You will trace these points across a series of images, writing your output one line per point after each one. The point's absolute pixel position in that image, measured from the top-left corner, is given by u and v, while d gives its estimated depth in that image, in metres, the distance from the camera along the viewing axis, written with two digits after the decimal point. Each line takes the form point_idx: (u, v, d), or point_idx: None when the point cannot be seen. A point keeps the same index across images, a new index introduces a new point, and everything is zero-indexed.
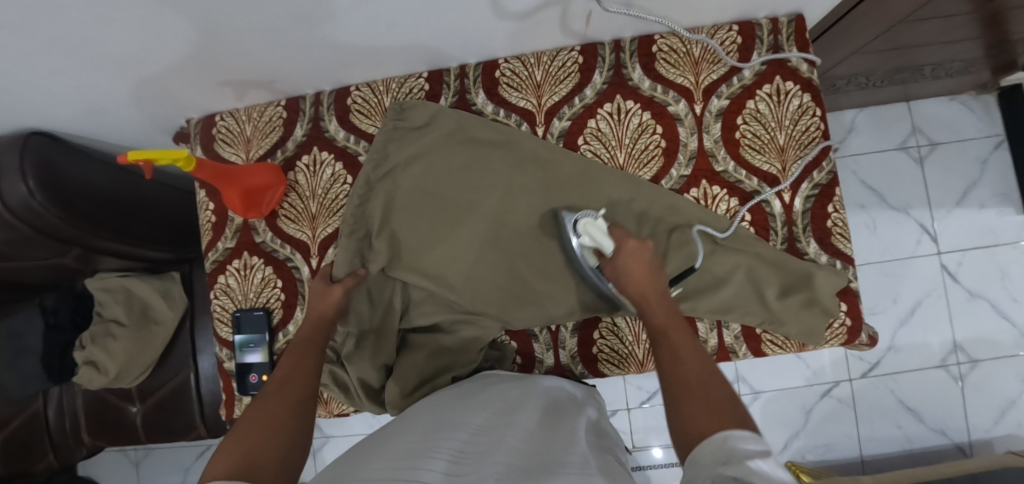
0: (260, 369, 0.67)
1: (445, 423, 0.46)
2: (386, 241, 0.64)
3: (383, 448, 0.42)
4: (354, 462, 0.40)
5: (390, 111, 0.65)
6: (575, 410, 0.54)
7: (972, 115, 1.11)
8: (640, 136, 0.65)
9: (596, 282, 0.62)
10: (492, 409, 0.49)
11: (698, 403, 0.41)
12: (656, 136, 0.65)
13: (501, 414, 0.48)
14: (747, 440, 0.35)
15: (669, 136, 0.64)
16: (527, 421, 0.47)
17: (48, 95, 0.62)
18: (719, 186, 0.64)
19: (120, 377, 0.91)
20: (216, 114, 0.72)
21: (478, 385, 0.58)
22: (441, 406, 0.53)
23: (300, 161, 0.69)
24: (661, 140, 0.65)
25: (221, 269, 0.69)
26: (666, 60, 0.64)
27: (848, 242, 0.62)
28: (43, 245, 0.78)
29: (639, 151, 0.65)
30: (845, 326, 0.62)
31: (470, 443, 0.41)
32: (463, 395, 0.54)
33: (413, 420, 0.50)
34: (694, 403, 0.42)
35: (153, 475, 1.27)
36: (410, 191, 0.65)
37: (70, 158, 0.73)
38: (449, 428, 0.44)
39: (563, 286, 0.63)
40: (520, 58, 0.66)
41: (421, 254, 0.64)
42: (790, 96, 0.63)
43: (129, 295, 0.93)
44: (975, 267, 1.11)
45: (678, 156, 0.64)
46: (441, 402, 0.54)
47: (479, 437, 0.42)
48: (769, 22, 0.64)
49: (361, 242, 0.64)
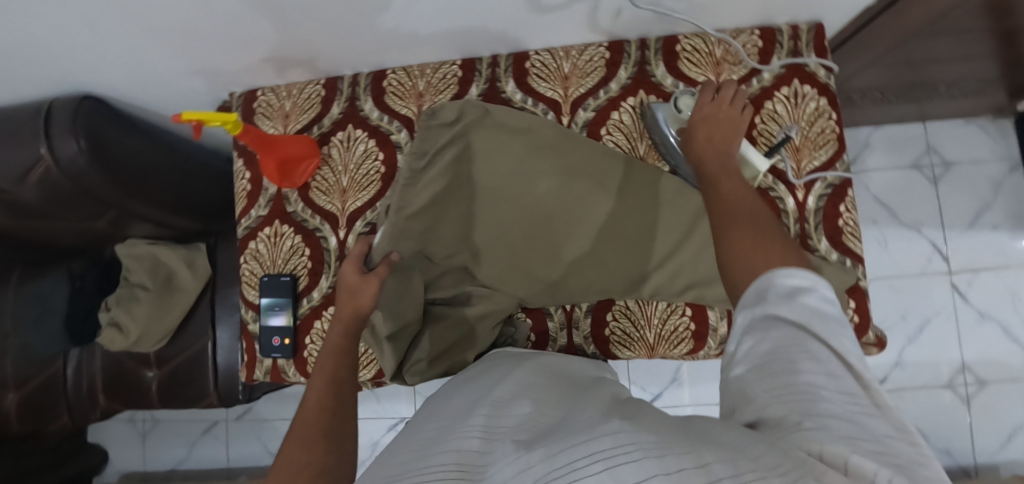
0: (282, 332, 0.70)
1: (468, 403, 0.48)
2: (425, 229, 0.64)
3: (405, 440, 0.44)
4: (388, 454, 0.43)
5: (424, 114, 0.67)
6: (595, 381, 0.55)
7: (988, 138, 1.13)
8: None
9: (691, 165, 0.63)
10: (514, 378, 0.52)
11: (753, 248, 0.43)
12: None
13: (520, 382, 0.51)
14: (790, 275, 0.39)
15: None
16: (544, 392, 0.49)
17: (106, 58, 0.66)
18: None
19: (140, 341, 0.95)
20: (258, 90, 0.76)
21: (487, 365, 0.59)
22: (452, 392, 0.54)
23: (334, 136, 0.72)
24: None
25: (252, 235, 0.73)
26: (689, 59, 0.67)
27: (858, 241, 0.64)
28: (82, 203, 0.82)
29: None
30: (853, 322, 0.63)
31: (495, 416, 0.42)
32: (472, 377, 0.57)
33: (436, 406, 0.52)
34: (739, 239, 0.45)
35: (158, 447, 1.29)
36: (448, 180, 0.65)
37: (117, 123, 0.77)
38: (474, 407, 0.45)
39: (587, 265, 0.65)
40: (549, 50, 0.70)
41: (453, 243, 0.66)
42: (806, 99, 0.66)
43: (156, 262, 0.98)
44: (986, 289, 1.12)
45: None
46: (458, 387, 0.55)
47: (506, 409, 0.44)
48: (789, 29, 0.67)
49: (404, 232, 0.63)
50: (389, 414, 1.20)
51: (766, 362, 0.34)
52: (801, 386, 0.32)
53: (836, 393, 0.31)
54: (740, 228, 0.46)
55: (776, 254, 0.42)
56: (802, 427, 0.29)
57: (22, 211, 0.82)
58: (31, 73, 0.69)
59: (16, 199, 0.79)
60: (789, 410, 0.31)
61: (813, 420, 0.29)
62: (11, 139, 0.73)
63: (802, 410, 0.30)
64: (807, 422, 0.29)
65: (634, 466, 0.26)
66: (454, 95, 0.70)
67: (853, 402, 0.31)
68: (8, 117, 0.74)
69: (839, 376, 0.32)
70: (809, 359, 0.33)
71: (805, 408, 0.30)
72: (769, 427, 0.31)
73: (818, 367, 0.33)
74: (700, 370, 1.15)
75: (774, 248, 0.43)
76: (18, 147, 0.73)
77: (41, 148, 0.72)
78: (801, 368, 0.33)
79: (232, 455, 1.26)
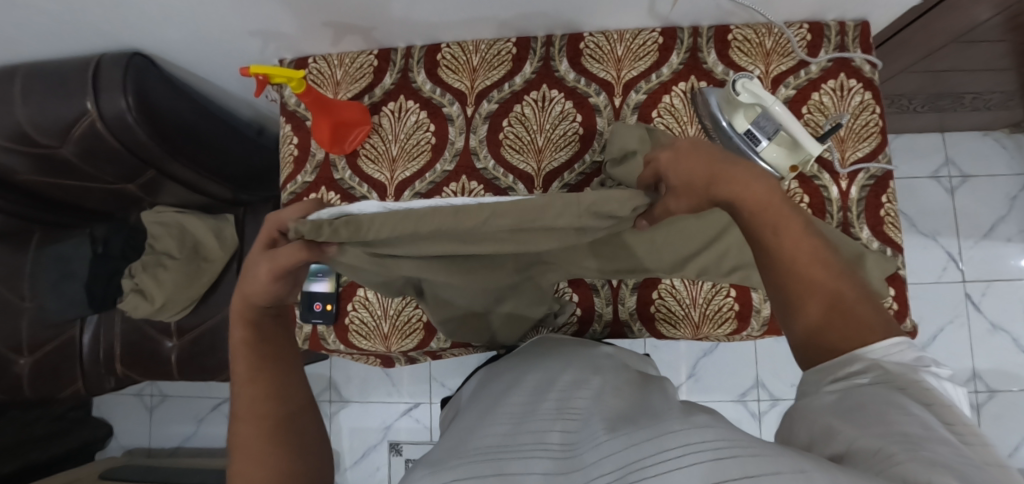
0: (324, 298, 0.69)
1: (521, 409, 0.48)
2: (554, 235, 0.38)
3: (462, 444, 0.43)
4: (458, 444, 0.44)
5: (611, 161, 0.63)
6: (652, 381, 0.56)
7: (1005, 152, 1.17)
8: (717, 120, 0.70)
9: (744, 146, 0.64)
10: (559, 381, 0.52)
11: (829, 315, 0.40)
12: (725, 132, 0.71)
13: (573, 375, 0.53)
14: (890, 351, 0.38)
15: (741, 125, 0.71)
16: (606, 381, 0.52)
17: (166, 15, 0.66)
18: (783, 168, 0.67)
19: (162, 308, 0.94)
20: (309, 58, 0.77)
21: (546, 352, 0.60)
22: (504, 385, 0.56)
23: (386, 106, 0.73)
24: None
25: (298, 201, 0.73)
26: (739, 48, 0.69)
27: (898, 231, 0.66)
28: (119, 162, 0.81)
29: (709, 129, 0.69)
30: (893, 309, 0.65)
31: (555, 428, 0.43)
32: (532, 369, 0.57)
33: (500, 392, 0.54)
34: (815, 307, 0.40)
35: (166, 422, 1.28)
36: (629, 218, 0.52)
37: (163, 83, 0.77)
38: (530, 415, 0.46)
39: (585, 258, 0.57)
40: (603, 33, 0.71)
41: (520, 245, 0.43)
42: (852, 92, 0.68)
43: (182, 230, 0.97)
44: (999, 299, 1.15)
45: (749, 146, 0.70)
46: (516, 377, 0.56)
47: (567, 412, 0.45)
48: (837, 24, 0.69)
49: (551, 209, 0.34)
50: (404, 399, 1.20)
51: (853, 412, 0.35)
52: (898, 433, 0.31)
53: (938, 442, 0.29)
54: (816, 297, 0.40)
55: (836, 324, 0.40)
56: (900, 459, 0.28)
57: (55, 168, 0.82)
58: (87, 26, 0.69)
59: (54, 155, 0.78)
60: (885, 444, 0.30)
61: (917, 455, 0.28)
62: (57, 91, 0.73)
63: (896, 443, 0.30)
64: (905, 456, 0.28)
65: (722, 463, 0.29)
66: (507, 71, 0.71)
67: (960, 453, 0.28)
68: (56, 70, 0.74)
69: (936, 428, 0.31)
70: (900, 410, 0.33)
71: (906, 445, 0.29)
72: (860, 459, 0.31)
73: (911, 417, 0.32)
74: (718, 366, 1.15)
75: (854, 327, 0.40)
76: (63, 100, 0.72)
77: (89, 102, 0.72)
78: (893, 417, 0.32)
79: None
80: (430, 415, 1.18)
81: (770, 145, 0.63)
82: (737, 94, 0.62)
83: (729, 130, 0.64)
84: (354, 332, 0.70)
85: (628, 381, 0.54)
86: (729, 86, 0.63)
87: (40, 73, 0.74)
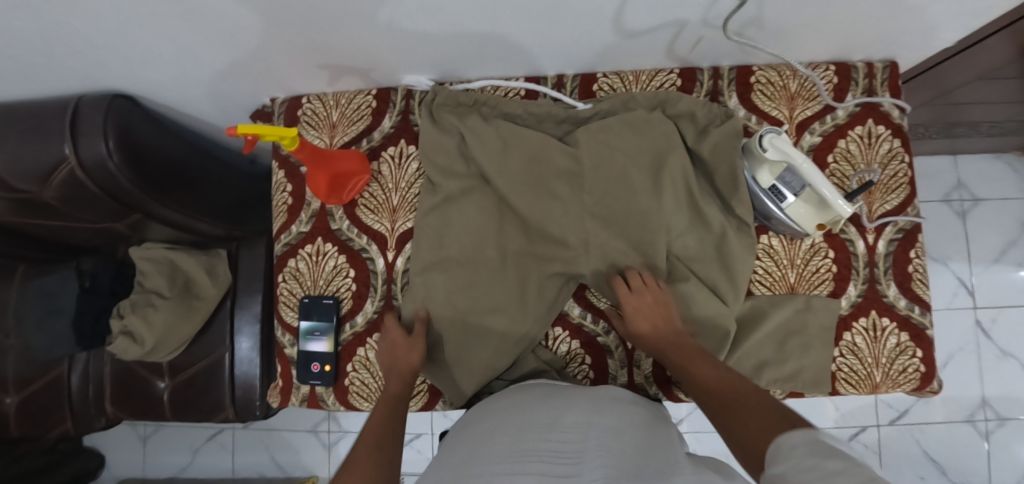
0: (323, 358, 0.68)
1: (524, 428, 0.48)
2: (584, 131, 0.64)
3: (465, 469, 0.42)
4: (461, 460, 0.45)
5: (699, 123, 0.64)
6: (662, 423, 0.54)
7: (1017, 175, 1.14)
8: (811, 257, 0.64)
9: (768, 202, 0.61)
10: (575, 407, 0.51)
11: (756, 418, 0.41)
12: (827, 259, 0.64)
13: (576, 412, 0.50)
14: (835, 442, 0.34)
15: (835, 245, 0.64)
16: (611, 425, 0.48)
17: (147, 57, 0.62)
18: (825, 241, 0.64)
19: (154, 350, 0.90)
20: (303, 96, 0.73)
21: (552, 389, 0.58)
22: (520, 404, 0.54)
23: (386, 151, 0.70)
24: (833, 264, 0.64)
25: (293, 252, 0.70)
26: (762, 92, 0.65)
27: (927, 288, 0.63)
28: (101, 205, 0.76)
29: (809, 272, 0.64)
30: (919, 372, 0.62)
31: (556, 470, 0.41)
32: (532, 399, 0.55)
33: (511, 406, 0.55)
34: (737, 418, 0.43)
35: (160, 452, 1.27)
36: (613, 175, 0.63)
37: (147, 124, 0.72)
38: (524, 436, 0.46)
39: (712, 264, 0.63)
40: (617, 73, 0.68)
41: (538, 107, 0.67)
42: (880, 139, 0.64)
43: (172, 267, 0.93)
44: (1010, 325, 1.13)
45: (850, 281, 0.63)
46: (517, 407, 0.54)
47: (558, 445, 0.44)
48: (865, 66, 0.65)
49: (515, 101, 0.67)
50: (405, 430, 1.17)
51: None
52: None
53: None
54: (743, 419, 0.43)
55: (775, 426, 0.40)
56: None
57: (33, 210, 0.77)
58: (64, 67, 0.64)
59: (33, 199, 0.73)
60: None
61: None
62: (30, 136, 0.67)
63: None
64: None
65: None
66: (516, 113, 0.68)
67: None
68: (32, 110, 0.69)
69: None
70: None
71: None
72: None
73: None
74: None
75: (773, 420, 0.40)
76: (39, 144, 0.67)
77: (66, 147, 0.67)
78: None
79: (238, 464, 1.23)
80: (431, 446, 1.16)
81: (792, 205, 0.60)
82: (763, 149, 0.59)
83: (751, 184, 0.62)
84: (354, 394, 0.68)
85: (637, 420, 0.52)
86: (756, 140, 0.59)
87: (14, 114, 0.69)
